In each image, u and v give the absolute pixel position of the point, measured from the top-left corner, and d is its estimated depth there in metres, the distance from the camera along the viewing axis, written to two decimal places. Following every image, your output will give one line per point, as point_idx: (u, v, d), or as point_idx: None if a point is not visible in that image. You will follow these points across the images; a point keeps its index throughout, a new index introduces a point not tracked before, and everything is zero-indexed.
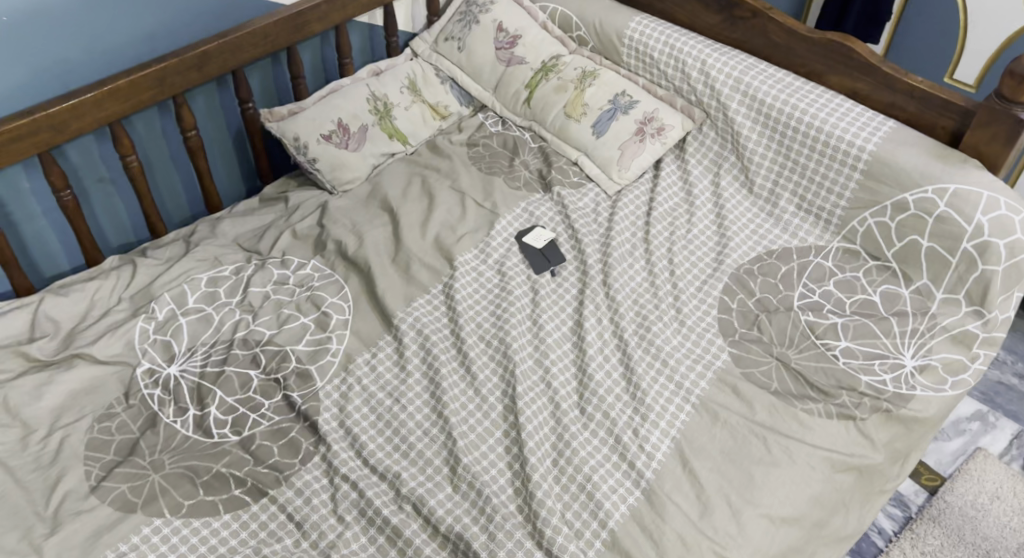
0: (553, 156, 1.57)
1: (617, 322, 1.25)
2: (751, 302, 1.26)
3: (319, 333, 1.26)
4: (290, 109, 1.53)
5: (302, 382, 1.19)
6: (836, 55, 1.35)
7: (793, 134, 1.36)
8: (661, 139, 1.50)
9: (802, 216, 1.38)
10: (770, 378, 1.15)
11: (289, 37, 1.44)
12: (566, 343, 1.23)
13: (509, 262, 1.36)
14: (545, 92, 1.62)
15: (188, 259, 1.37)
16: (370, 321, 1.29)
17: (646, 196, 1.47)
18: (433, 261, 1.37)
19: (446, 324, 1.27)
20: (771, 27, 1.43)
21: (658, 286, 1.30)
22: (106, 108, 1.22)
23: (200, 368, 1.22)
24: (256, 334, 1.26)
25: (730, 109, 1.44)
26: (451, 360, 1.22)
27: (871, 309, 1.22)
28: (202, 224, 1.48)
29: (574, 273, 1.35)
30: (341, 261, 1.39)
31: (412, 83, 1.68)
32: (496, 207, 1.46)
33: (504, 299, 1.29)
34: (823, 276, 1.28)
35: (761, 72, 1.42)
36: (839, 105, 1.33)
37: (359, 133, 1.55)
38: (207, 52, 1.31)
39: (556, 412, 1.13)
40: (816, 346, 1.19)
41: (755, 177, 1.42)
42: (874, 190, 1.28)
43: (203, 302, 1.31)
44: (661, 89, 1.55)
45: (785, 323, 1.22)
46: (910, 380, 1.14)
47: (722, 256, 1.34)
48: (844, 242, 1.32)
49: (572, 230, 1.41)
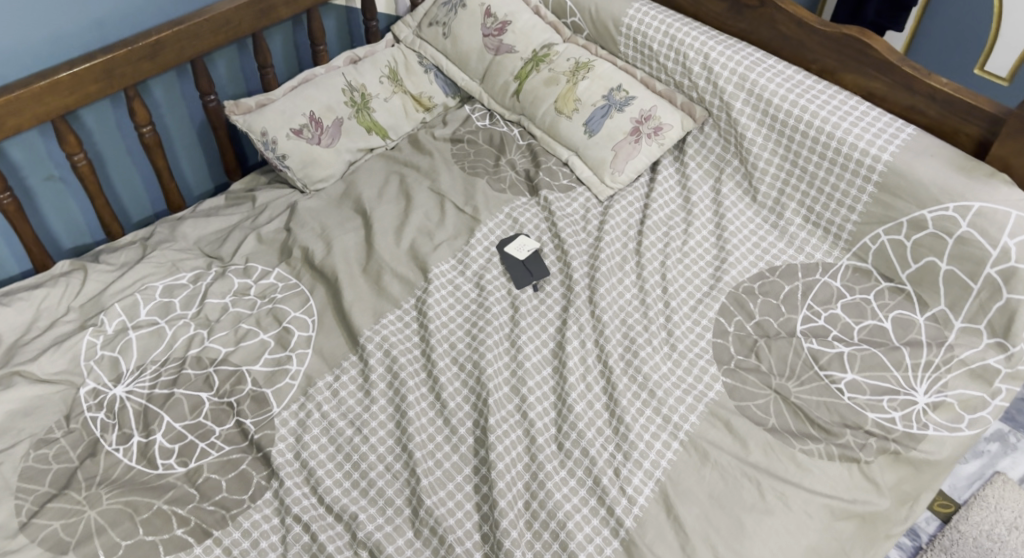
0: (542, 156, 1.45)
1: (602, 345, 1.14)
2: (750, 326, 1.15)
3: (279, 351, 1.17)
4: (258, 101, 1.42)
5: (257, 407, 1.10)
6: (851, 51, 1.20)
7: (802, 139, 1.23)
8: (658, 139, 1.37)
9: (810, 229, 1.25)
10: (768, 413, 1.05)
11: (253, 23, 1.32)
12: (546, 368, 1.13)
13: (488, 274, 1.26)
14: (535, 85, 1.49)
15: (143, 265, 1.28)
16: (335, 338, 1.19)
17: (641, 202, 1.36)
18: (407, 272, 1.27)
19: (416, 345, 1.17)
20: (780, 17, 1.28)
21: (649, 305, 1.19)
22: (45, 103, 1.10)
23: (149, 389, 1.13)
24: (211, 352, 1.17)
25: (734, 109, 1.30)
26: (420, 386, 1.12)
27: (881, 337, 1.10)
28: (162, 225, 1.38)
29: (559, 288, 1.24)
30: (307, 269, 1.29)
31: (393, 71, 1.56)
32: (477, 212, 1.35)
33: (481, 317, 1.19)
34: (830, 297, 1.16)
35: (768, 67, 1.28)
36: (854, 108, 1.19)
37: (333, 127, 1.45)
38: (160, 41, 1.19)
39: (531, 447, 1.03)
40: (820, 378, 1.07)
41: (759, 184, 1.29)
42: (888, 204, 1.15)
43: (157, 314, 1.22)
44: (660, 83, 1.42)
45: (786, 350, 1.11)
46: (921, 419, 1.03)
47: (720, 272, 1.22)
48: (854, 260, 1.19)
49: (558, 239, 1.30)
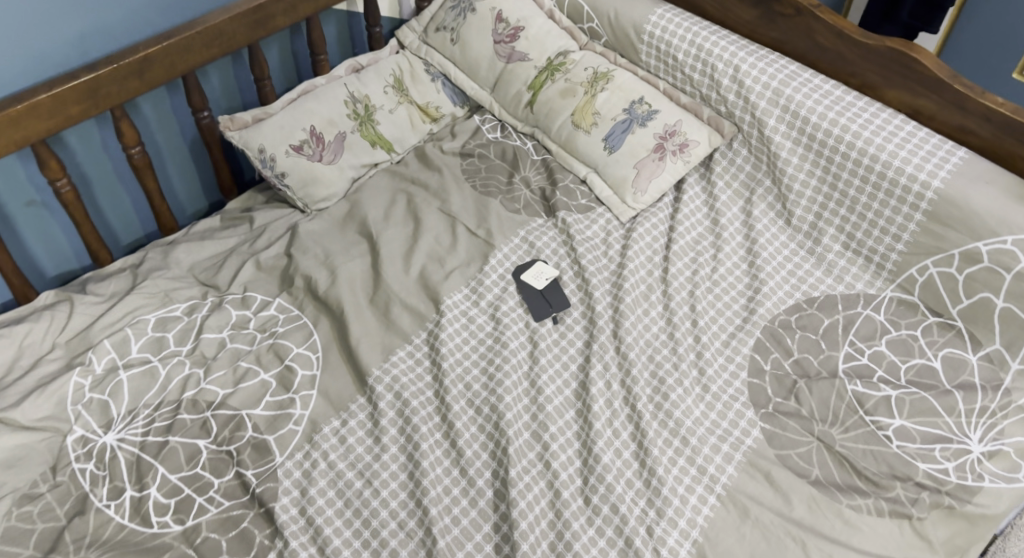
0: (558, 172, 1.36)
1: (630, 387, 1.06)
2: (788, 364, 1.07)
3: (281, 393, 1.09)
4: (255, 115, 1.33)
5: (258, 456, 1.02)
6: (896, 66, 1.11)
7: (841, 161, 1.15)
8: (684, 157, 1.28)
9: (849, 256, 1.17)
10: (811, 463, 0.97)
11: (250, 35, 1.23)
12: (569, 412, 1.05)
13: (504, 305, 1.17)
14: (550, 96, 1.40)
15: (133, 296, 1.20)
16: (341, 378, 1.11)
17: (666, 223, 1.27)
18: (418, 303, 1.18)
19: (429, 386, 1.09)
20: (818, 28, 1.18)
21: (678, 340, 1.11)
22: (24, 129, 1.01)
23: (141, 436, 1.05)
24: (208, 394, 1.09)
25: (768, 127, 1.21)
26: (434, 431, 1.04)
27: (931, 378, 1.02)
28: (154, 250, 1.30)
29: (581, 321, 1.15)
30: (310, 299, 1.20)
31: (398, 80, 1.47)
32: (491, 236, 1.26)
33: (498, 354, 1.11)
34: (873, 332, 1.08)
35: (805, 82, 1.19)
36: (900, 128, 1.10)
37: (335, 142, 1.36)
38: (148, 57, 1.10)
39: (555, 502, 0.95)
40: (865, 424, 0.99)
41: (794, 208, 1.21)
42: (938, 234, 1.06)
43: (150, 351, 1.14)
44: (685, 95, 1.33)
45: (828, 393, 1.03)
46: (976, 468, 0.95)
47: (754, 303, 1.14)
48: (899, 292, 1.11)
49: (579, 266, 1.21)
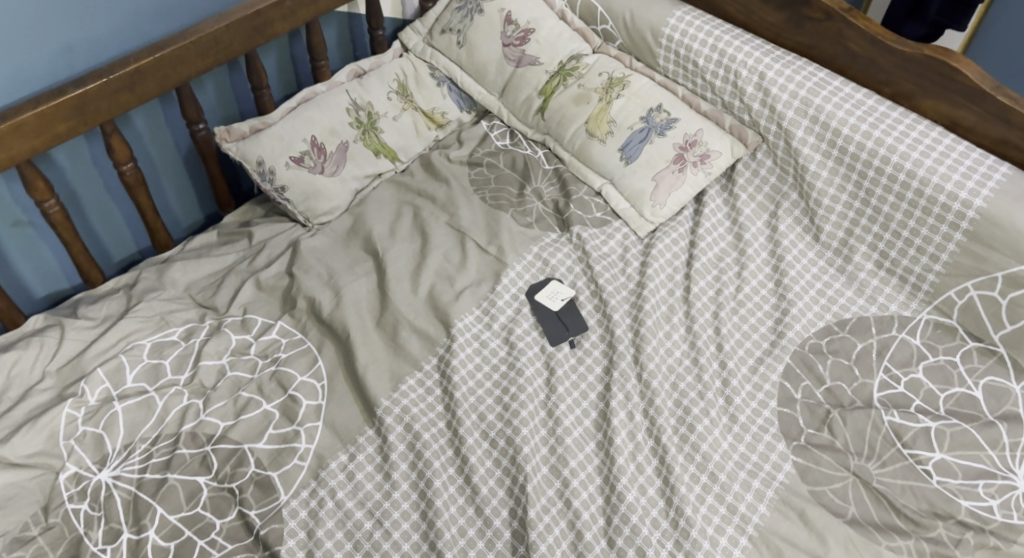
0: (572, 184, 1.30)
1: (653, 418, 1.00)
2: (820, 393, 1.01)
3: (285, 426, 1.03)
4: (253, 125, 1.27)
5: (262, 495, 0.96)
6: (933, 75, 1.05)
7: (874, 176, 1.09)
8: (705, 168, 1.22)
9: (882, 275, 1.12)
10: (847, 500, 0.91)
11: (246, 43, 1.16)
12: (589, 444, 0.99)
13: (519, 328, 1.11)
14: (563, 102, 1.34)
15: (128, 320, 1.14)
16: (348, 408, 1.04)
17: (687, 239, 1.21)
18: (427, 327, 1.12)
19: (441, 417, 1.03)
20: (849, 34, 1.12)
21: (703, 367, 1.05)
22: (8, 149, 0.94)
23: (138, 473, 0.99)
24: (207, 427, 1.03)
25: (796, 138, 1.15)
26: (447, 466, 0.98)
27: (972, 408, 0.97)
28: (148, 268, 1.24)
29: (599, 345, 1.09)
30: (314, 322, 1.15)
31: (402, 86, 1.40)
32: (503, 253, 1.20)
33: (513, 382, 1.05)
34: (909, 358, 1.02)
35: (835, 90, 1.12)
36: (937, 141, 1.04)
37: (337, 153, 1.29)
38: (139, 69, 1.03)
39: (578, 544, 0.90)
40: (904, 458, 0.94)
41: (823, 223, 1.15)
42: (980, 255, 1.01)
43: (146, 380, 1.09)
44: (705, 102, 1.26)
45: (864, 424, 0.97)
46: (1022, 506, 0.89)
47: (782, 326, 1.09)
48: (936, 314, 1.06)
49: (596, 285, 1.15)
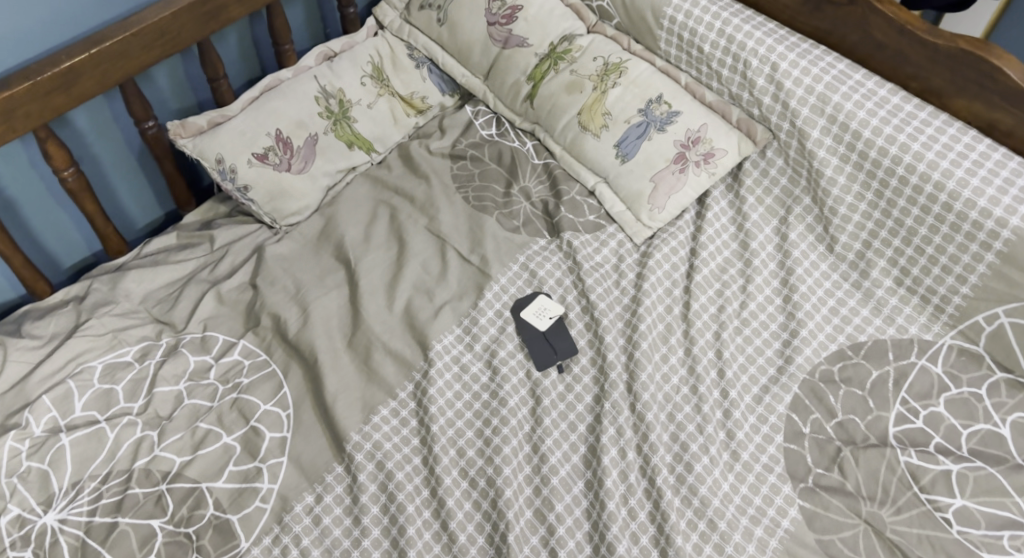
0: (563, 182, 1.19)
1: (647, 456, 0.91)
2: (831, 427, 0.93)
3: (247, 462, 0.94)
4: (211, 118, 1.15)
5: (221, 541, 0.88)
6: (969, 72, 0.92)
7: (897, 185, 0.97)
8: (708, 168, 1.11)
9: (902, 293, 1.02)
10: (858, 552, 0.83)
11: (198, 30, 1.03)
12: (577, 484, 0.91)
13: (502, 351, 1.02)
14: (553, 89, 1.21)
15: (76, 340, 1.04)
16: (316, 442, 0.96)
17: (687, 246, 1.11)
18: (403, 348, 1.03)
19: (416, 452, 0.94)
20: (874, 20, 0.99)
21: (703, 396, 0.96)
22: None
23: (87, 516, 0.91)
24: (162, 463, 0.94)
25: (810, 139, 1.04)
26: (422, 509, 0.90)
27: (999, 449, 0.88)
28: (100, 277, 1.13)
29: (590, 370, 1.00)
30: (279, 342, 1.05)
31: (377, 68, 1.28)
32: (486, 264, 1.10)
33: (495, 414, 0.96)
34: (929, 389, 0.93)
35: (857, 85, 1.00)
36: (971, 148, 0.93)
37: (306, 147, 1.17)
38: (72, 68, 0.91)
39: None
40: (921, 504, 0.86)
41: (839, 233, 1.05)
42: (1013, 279, 0.91)
43: (96, 408, 1.00)
44: (710, 92, 1.14)
45: (878, 464, 0.89)
46: None
47: (790, 351, 0.99)
48: (960, 340, 0.96)
49: (587, 301, 1.05)
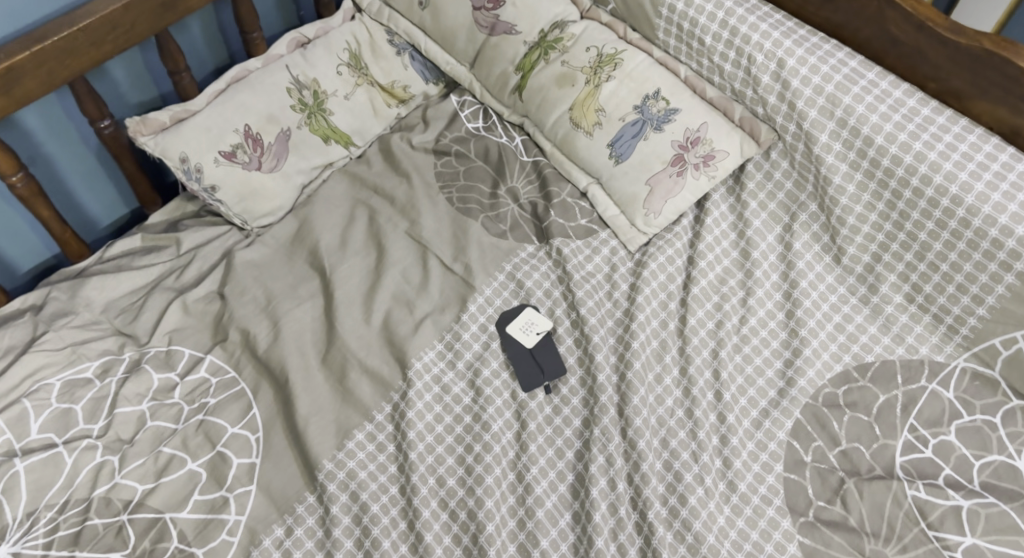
0: (553, 182, 1.11)
1: (638, 487, 0.86)
2: (834, 456, 0.87)
3: (213, 490, 0.88)
4: (174, 114, 1.06)
5: None
6: (995, 74, 0.84)
7: (912, 196, 0.90)
8: (708, 171, 1.03)
9: (913, 310, 0.95)
10: None
11: (152, 23, 0.94)
12: (564, 517, 0.86)
13: (486, 370, 0.95)
14: (544, 82, 1.12)
15: (33, 356, 0.96)
16: (287, 468, 0.90)
17: (684, 255, 1.04)
18: (380, 366, 0.96)
19: (393, 481, 0.89)
20: (891, 14, 0.90)
21: (699, 422, 0.90)
22: None
23: (42, 550, 0.85)
24: (124, 491, 0.89)
25: (818, 143, 0.96)
26: (399, 544, 0.84)
27: (1012, 482, 0.83)
28: (59, 285, 1.05)
29: (579, 391, 0.94)
30: (249, 358, 0.99)
31: (354, 56, 1.19)
32: (470, 273, 1.03)
33: (478, 439, 0.90)
34: (940, 416, 0.88)
35: (870, 85, 0.92)
36: (993, 158, 0.85)
37: (278, 144, 1.09)
38: (13, 69, 0.82)
39: None
40: (928, 541, 0.80)
41: (847, 245, 0.98)
42: None
43: (54, 430, 0.93)
44: (712, 87, 1.06)
45: (883, 497, 0.83)
46: None
47: (792, 372, 0.93)
48: (974, 362, 0.90)
49: (577, 314, 0.99)
